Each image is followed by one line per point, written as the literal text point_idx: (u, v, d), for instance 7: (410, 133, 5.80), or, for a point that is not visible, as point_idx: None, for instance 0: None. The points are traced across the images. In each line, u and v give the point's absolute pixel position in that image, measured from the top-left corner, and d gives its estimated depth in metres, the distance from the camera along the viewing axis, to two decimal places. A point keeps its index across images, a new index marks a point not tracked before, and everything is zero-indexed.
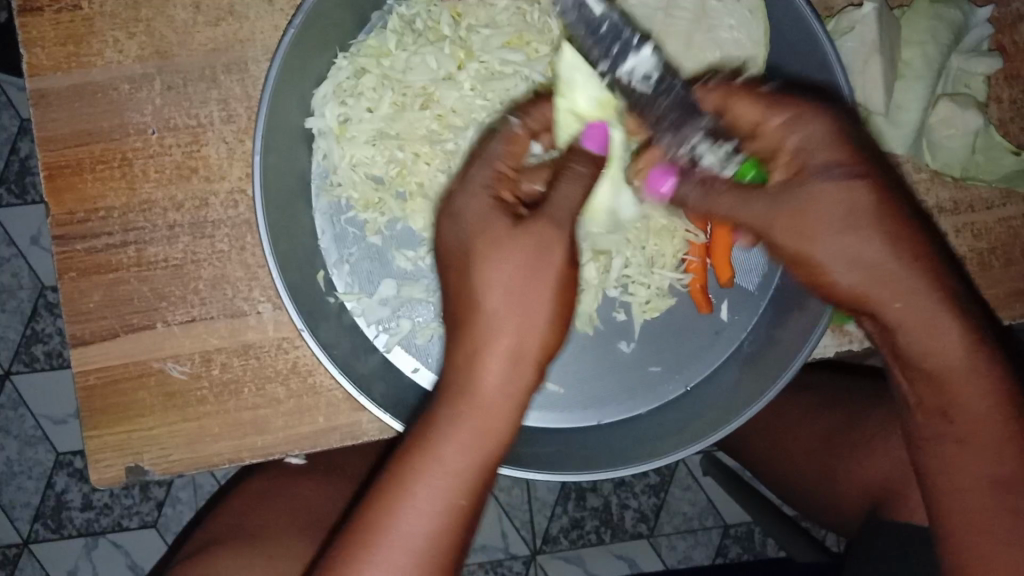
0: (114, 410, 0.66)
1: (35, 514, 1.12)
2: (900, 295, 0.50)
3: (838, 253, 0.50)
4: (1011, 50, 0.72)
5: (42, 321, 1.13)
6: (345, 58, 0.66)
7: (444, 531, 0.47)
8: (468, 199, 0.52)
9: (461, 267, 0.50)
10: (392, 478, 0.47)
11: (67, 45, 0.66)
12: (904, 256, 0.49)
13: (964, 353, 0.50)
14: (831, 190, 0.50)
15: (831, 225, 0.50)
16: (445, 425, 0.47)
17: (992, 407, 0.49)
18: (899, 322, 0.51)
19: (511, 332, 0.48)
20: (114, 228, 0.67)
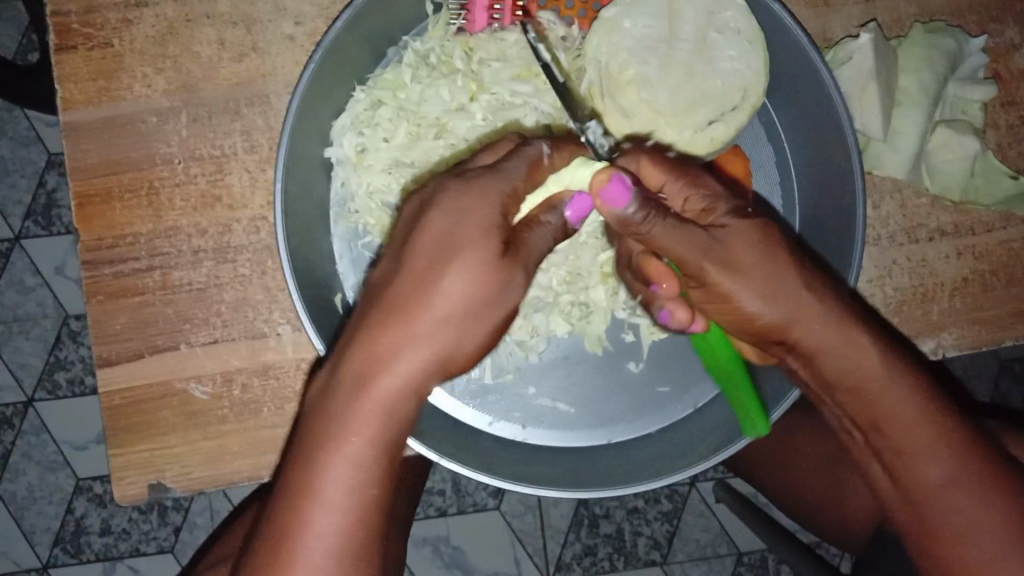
0: (137, 429, 0.69)
1: (55, 539, 1.14)
2: (814, 321, 0.54)
3: (761, 286, 0.53)
4: (1007, 76, 0.74)
5: (66, 348, 1.15)
6: (362, 91, 0.69)
7: (357, 522, 0.49)
8: (473, 201, 0.51)
9: (413, 267, 0.50)
10: (304, 467, 0.49)
11: (98, 80, 0.69)
12: (819, 293, 0.55)
13: (881, 366, 0.55)
14: (752, 234, 0.54)
15: (752, 265, 0.53)
16: (355, 424, 0.48)
17: (914, 409, 0.55)
18: (819, 348, 0.55)
19: (436, 344, 0.49)
20: (141, 254, 0.69)
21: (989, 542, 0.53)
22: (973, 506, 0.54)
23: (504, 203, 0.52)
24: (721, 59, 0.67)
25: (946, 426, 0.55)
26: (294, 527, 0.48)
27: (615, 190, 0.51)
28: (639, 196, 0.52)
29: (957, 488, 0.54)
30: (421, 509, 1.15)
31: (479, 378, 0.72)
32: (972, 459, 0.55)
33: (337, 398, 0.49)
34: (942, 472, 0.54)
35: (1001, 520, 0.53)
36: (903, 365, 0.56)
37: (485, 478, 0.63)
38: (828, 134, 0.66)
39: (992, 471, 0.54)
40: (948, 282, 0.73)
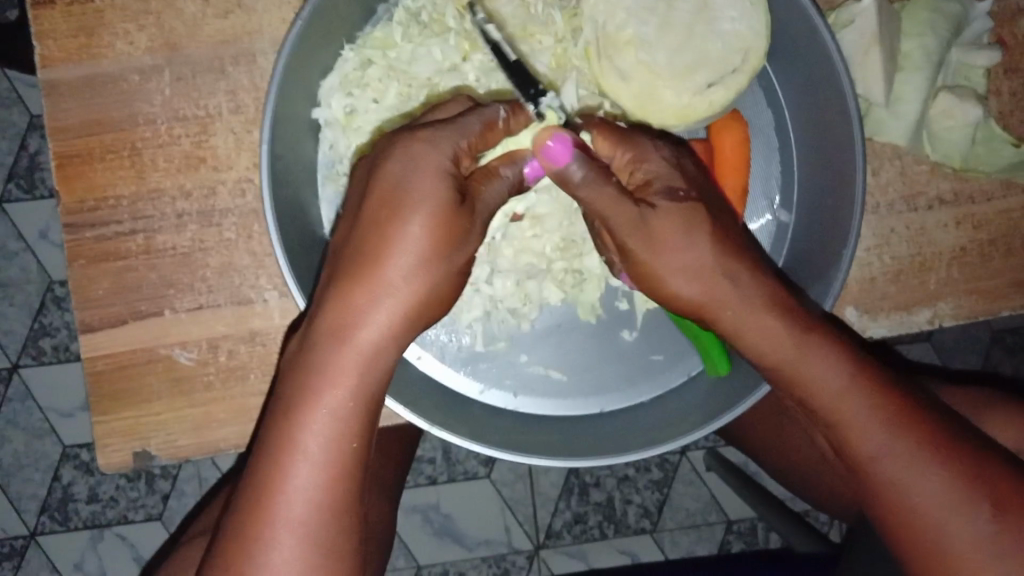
0: (121, 396, 0.68)
1: (42, 506, 1.13)
2: (729, 306, 0.55)
3: (680, 267, 0.54)
4: (1011, 43, 0.72)
5: (50, 314, 1.13)
6: (351, 49, 0.67)
7: (335, 472, 0.49)
8: (428, 149, 0.51)
9: (376, 213, 0.51)
10: (284, 425, 0.50)
11: (78, 36, 0.67)
12: (738, 275, 0.55)
13: (794, 342, 0.55)
14: (679, 211, 0.54)
15: (673, 245, 0.54)
16: (323, 374, 0.49)
17: (843, 383, 0.54)
18: (735, 328, 0.56)
19: (406, 292, 0.50)
20: (124, 217, 0.68)
21: (925, 502, 0.53)
22: (905, 472, 0.53)
23: (456, 153, 0.52)
24: (721, 20, 0.66)
25: (873, 394, 0.54)
26: (275, 475, 0.49)
27: (557, 149, 0.53)
28: (581, 156, 0.54)
29: (891, 457, 0.53)
30: (411, 478, 1.15)
31: (471, 346, 0.71)
32: (904, 424, 0.53)
33: (314, 347, 0.50)
34: (874, 442, 0.53)
35: (938, 479, 0.52)
36: (822, 337, 0.55)
37: (476, 446, 0.61)
38: (828, 100, 0.64)
39: (925, 433, 0.53)
40: (946, 251, 0.72)
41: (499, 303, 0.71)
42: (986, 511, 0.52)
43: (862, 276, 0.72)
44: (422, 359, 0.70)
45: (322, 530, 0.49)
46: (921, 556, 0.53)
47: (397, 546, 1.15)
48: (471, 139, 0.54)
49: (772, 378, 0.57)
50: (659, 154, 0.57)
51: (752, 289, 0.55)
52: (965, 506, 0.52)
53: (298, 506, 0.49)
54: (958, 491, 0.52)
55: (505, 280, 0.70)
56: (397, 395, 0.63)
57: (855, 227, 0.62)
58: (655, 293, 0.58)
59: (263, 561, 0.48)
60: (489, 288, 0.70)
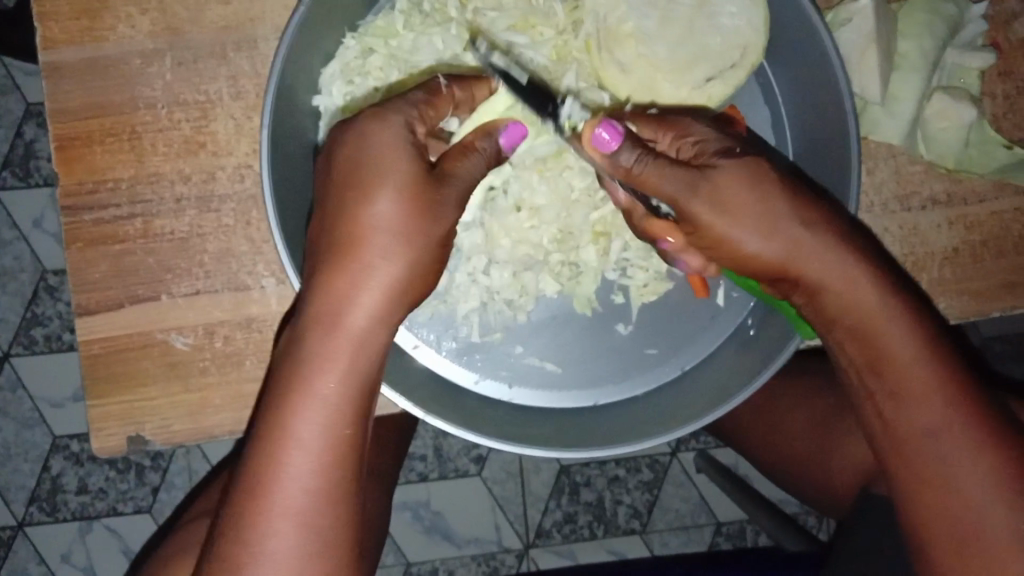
0: (116, 380, 0.68)
1: (31, 497, 1.13)
2: (814, 260, 0.54)
3: (759, 224, 0.54)
4: (1006, 47, 0.73)
5: (43, 304, 1.13)
6: (353, 38, 0.67)
7: (330, 456, 0.49)
8: (382, 126, 0.51)
9: (348, 191, 0.50)
10: (278, 414, 0.50)
11: (80, 19, 0.67)
12: (822, 232, 0.54)
13: (877, 302, 0.54)
14: (753, 171, 0.54)
15: (749, 207, 0.53)
16: (314, 357, 0.49)
17: (914, 351, 0.54)
18: (819, 283, 0.55)
19: (388, 269, 0.50)
20: (123, 200, 0.68)
21: (973, 486, 0.53)
22: (960, 453, 0.54)
23: (410, 126, 0.52)
24: (720, 15, 0.66)
25: (945, 373, 0.54)
26: (270, 463, 0.49)
27: (602, 135, 0.55)
28: (629, 140, 0.56)
29: (946, 437, 0.54)
30: (403, 474, 1.15)
31: (467, 337, 0.71)
32: (964, 408, 0.54)
33: (304, 335, 0.50)
34: (934, 418, 0.54)
35: (990, 469, 0.53)
36: (908, 306, 0.55)
37: (470, 434, 0.62)
38: (827, 101, 0.65)
39: (987, 424, 0.54)
40: (938, 251, 0.73)
41: (495, 295, 0.72)
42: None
43: None
44: (418, 349, 0.70)
45: (325, 516, 0.49)
46: (954, 539, 0.54)
47: (387, 541, 1.15)
48: (421, 108, 0.54)
49: (847, 336, 0.56)
50: (705, 129, 0.59)
51: (840, 248, 0.54)
52: (1013, 500, 0.53)
53: (298, 495, 0.49)
54: (1002, 478, 0.53)
55: (502, 271, 0.71)
56: (392, 383, 0.63)
57: None
58: (712, 250, 0.57)
59: (263, 551, 0.48)
60: (486, 279, 0.71)
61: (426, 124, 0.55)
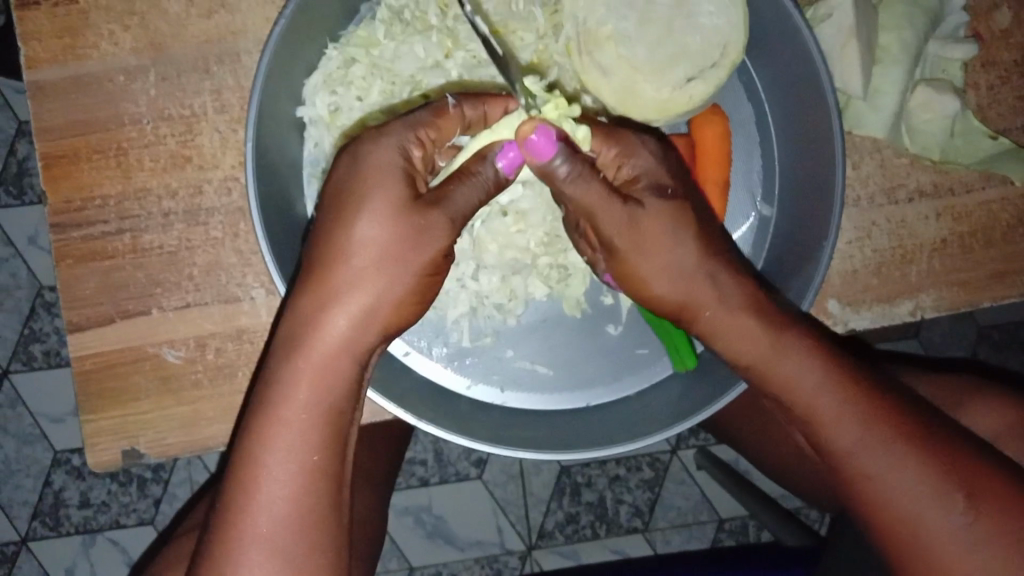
0: (108, 395, 0.68)
1: (34, 512, 1.13)
2: (708, 304, 0.57)
3: (660, 267, 0.56)
4: (987, 37, 0.73)
5: (40, 320, 1.14)
6: (334, 48, 0.68)
7: (300, 482, 0.49)
8: (373, 147, 0.53)
9: (336, 219, 0.52)
10: (248, 444, 0.50)
11: (63, 38, 0.67)
12: (716, 276, 0.57)
13: (770, 340, 0.56)
14: (667, 213, 0.56)
15: (659, 243, 0.56)
16: (283, 383, 0.50)
17: (822, 380, 0.55)
18: (717, 328, 0.57)
19: (361, 295, 0.51)
20: (111, 216, 0.68)
21: (897, 494, 0.53)
22: (881, 464, 0.53)
23: (404, 149, 0.53)
24: (699, 15, 0.67)
25: (852, 393, 0.54)
26: (242, 494, 0.49)
27: (540, 141, 0.53)
28: (565, 148, 0.54)
29: (865, 450, 0.54)
30: (403, 479, 1.15)
31: (458, 342, 0.72)
32: (883, 421, 0.54)
33: (274, 365, 0.51)
34: (849, 436, 0.54)
35: (913, 470, 0.53)
36: (800, 338, 0.56)
37: (461, 440, 0.62)
38: (808, 98, 0.65)
39: (900, 425, 0.54)
40: (927, 243, 0.73)
41: (485, 299, 0.72)
42: (961, 505, 0.52)
43: (844, 269, 0.73)
44: (409, 356, 0.71)
45: (293, 543, 0.49)
46: (897, 550, 0.54)
47: (389, 547, 1.15)
48: (422, 133, 0.55)
49: (753, 378, 0.58)
50: (646, 152, 0.59)
51: (730, 289, 0.57)
52: (937, 498, 0.52)
53: (269, 521, 0.49)
54: (929, 483, 0.52)
55: (490, 275, 0.71)
56: (381, 390, 0.63)
57: (834, 223, 0.63)
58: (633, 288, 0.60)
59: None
60: (474, 284, 0.71)
61: (426, 151, 0.55)
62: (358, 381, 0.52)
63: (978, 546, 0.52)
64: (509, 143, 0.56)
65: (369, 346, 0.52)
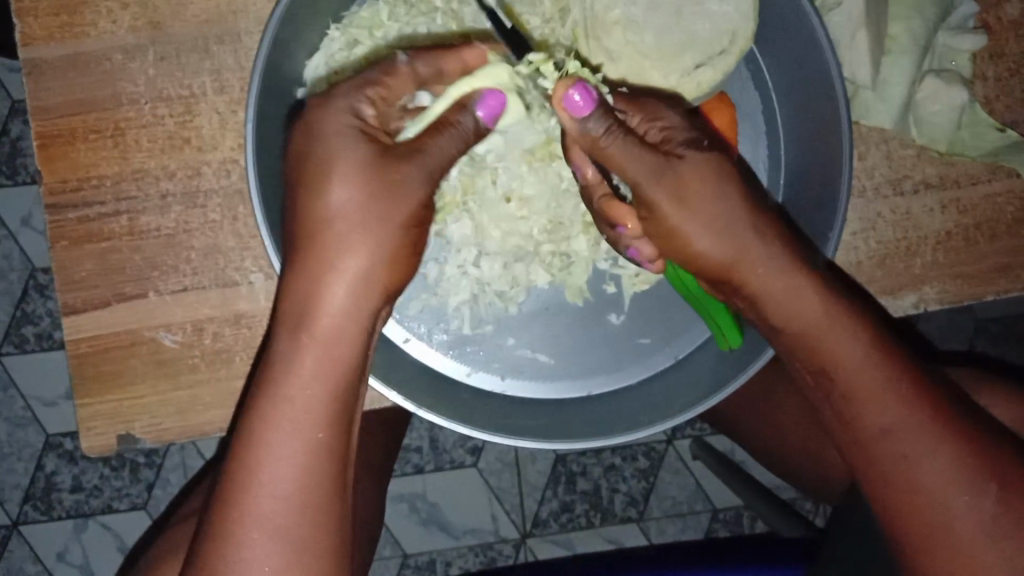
0: (104, 378, 0.67)
1: (25, 496, 1.12)
2: (761, 264, 0.55)
3: (709, 224, 0.55)
4: (996, 27, 0.73)
5: (32, 302, 1.12)
6: (337, 29, 0.66)
7: (306, 461, 0.49)
8: (329, 112, 0.51)
9: (308, 185, 0.51)
10: (253, 426, 0.50)
11: (59, 14, 0.66)
12: (764, 233, 0.56)
13: (820, 307, 0.55)
14: (708, 167, 0.55)
15: (705, 198, 0.55)
16: (290, 357, 0.50)
17: (867, 353, 0.55)
18: (763, 289, 0.56)
19: (356, 260, 0.50)
20: (107, 197, 0.67)
21: (932, 478, 0.53)
22: (919, 444, 0.54)
23: (357, 109, 0.52)
24: (709, 2, 0.66)
25: (895, 370, 0.55)
26: (247, 477, 0.49)
27: (580, 99, 0.54)
28: (602, 109, 0.54)
29: (905, 431, 0.54)
30: (398, 466, 1.14)
31: (458, 330, 0.71)
32: (921, 404, 0.54)
33: (283, 341, 0.50)
34: (889, 414, 0.54)
35: (949, 455, 0.53)
36: (847, 309, 0.56)
37: (462, 428, 0.61)
38: (817, 87, 0.64)
39: (940, 411, 0.54)
40: (931, 235, 0.72)
41: (486, 286, 0.71)
42: (992, 491, 0.53)
43: (848, 260, 0.72)
44: (409, 343, 0.70)
45: (297, 522, 0.48)
46: (923, 533, 0.54)
47: (384, 535, 1.15)
48: (371, 92, 0.53)
49: (797, 344, 0.56)
50: (674, 112, 0.59)
51: (781, 252, 0.56)
52: (969, 486, 0.53)
53: (278, 508, 0.48)
54: (964, 469, 0.53)
55: (492, 262, 0.71)
56: (383, 376, 0.62)
57: (840, 213, 0.62)
58: (666, 247, 0.58)
59: (244, 565, 0.48)
60: (476, 271, 0.71)
61: (380, 110, 0.54)
62: (362, 352, 0.51)
63: (1003, 534, 0.53)
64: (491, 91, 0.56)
65: (368, 313, 0.52)
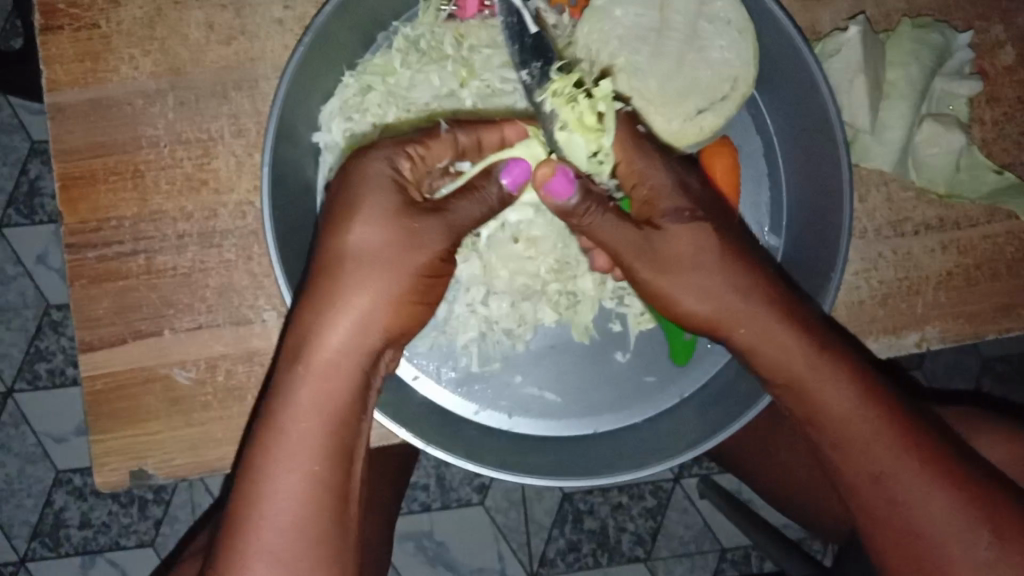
0: (118, 415, 0.68)
1: (34, 532, 1.13)
2: (746, 323, 0.56)
3: (695, 284, 0.56)
4: (992, 73, 0.75)
5: (46, 339, 1.14)
6: (352, 76, 0.69)
7: (306, 494, 0.50)
8: (361, 159, 0.54)
9: (331, 227, 0.53)
10: (256, 456, 0.51)
11: (84, 61, 0.68)
12: (754, 294, 0.56)
13: (811, 361, 0.56)
14: (692, 233, 0.56)
15: (686, 264, 0.56)
16: (290, 389, 0.51)
17: (855, 404, 0.56)
18: (750, 344, 0.57)
19: (365, 298, 0.51)
20: (126, 237, 0.69)
21: (926, 523, 0.54)
22: (911, 490, 0.55)
23: (395, 162, 0.55)
24: (710, 49, 0.68)
25: (885, 420, 0.55)
26: (249, 507, 0.50)
27: (559, 181, 0.56)
28: (582, 190, 0.56)
29: (897, 477, 0.55)
30: (405, 505, 1.15)
31: (467, 367, 0.72)
32: (913, 452, 0.55)
33: (284, 373, 0.51)
34: (880, 461, 0.55)
35: (943, 501, 0.54)
36: (839, 361, 0.56)
37: (470, 464, 0.62)
38: (816, 129, 0.66)
39: (935, 459, 0.55)
40: (932, 275, 0.74)
41: (494, 324, 0.72)
42: (985, 536, 0.54)
43: (850, 300, 0.73)
44: (418, 380, 0.71)
45: (295, 554, 0.49)
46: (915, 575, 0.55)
47: (391, 574, 1.15)
48: (411, 149, 0.56)
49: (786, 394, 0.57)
50: (667, 171, 0.59)
51: (769, 307, 0.56)
52: (963, 531, 0.54)
53: (279, 540, 0.49)
54: (959, 514, 0.54)
55: (500, 301, 0.73)
56: (391, 412, 0.63)
57: (842, 253, 0.63)
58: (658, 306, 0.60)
59: None
60: (484, 309, 0.72)
61: (417, 167, 0.56)
62: (365, 388, 0.52)
63: None
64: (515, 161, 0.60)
65: (373, 352, 0.53)
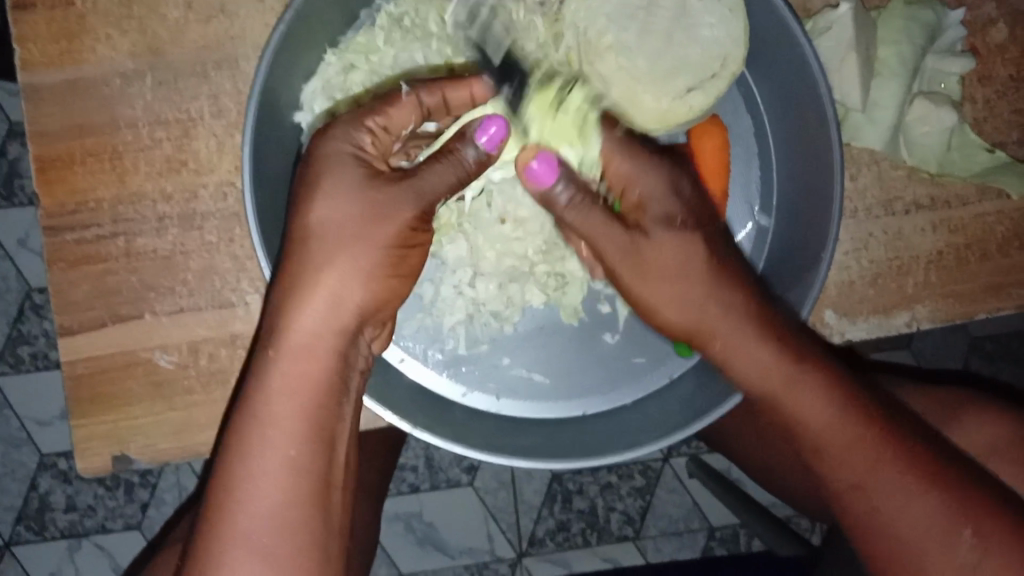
0: (99, 400, 0.67)
1: (18, 517, 1.12)
2: (720, 334, 0.57)
3: (672, 298, 0.57)
4: (983, 51, 0.74)
5: (29, 322, 1.12)
6: (334, 54, 0.67)
7: (284, 478, 0.48)
8: (326, 139, 0.54)
9: (298, 204, 0.53)
10: (235, 442, 0.49)
11: (59, 40, 0.66)
12: (733, 301, 0.57)
13: (785, 375, 0.56)
14: (676, 244, 0.57)
15: (670, 274, 0.57)
16: (263, 371, 0.50)
17: (833, 415, 0.55)
18: (724, 357, 0.58)
19: (334, 271, 0.51)
20: (104, 220, 0.67)
21: (905, 532, 0.55)
22: (890, 499, 0.55)
23: (356, 137, 0.55)
24: (699, 27, 0.66)
25: (864, 430, 0.55)
26: (226, 494, 0.49)
27: (543, 168, 0.59)
28: (566, 176, 0.59)
29: (875, 485, 0.55)
30: (394, 486, 1.14)
31: (453, 350, 0.72)
32: (894, 462, 0.55)
33: (260, 356, 0.51)
34: (857, 470, 0.55)
35: (925, 507, 0.54)
36: (815, 373, 0.56)
37: (457, 447, 0.61)
38: (805, 107, 0.65)
39: (916, 467, 0.55)
40: (922, 255, 0.73)
41: (481, 307, 0.72)
42: (967, 539, 0.54)
43: (840, 280, 0.73)
44: (404, 363, 0.70)
45: (277, 540, 0.48)
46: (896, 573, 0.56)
47: (380, 555, 1.15)
48: (371, 122, 0.56)
49: (758, 405, 0.58)
50: (657, 169, 0.59)
51: (745, 318, 0.57)
52: (946, 535, 0.54)
53: (259, 528, 0.48)
54: (941, 520, 0.54)
55: (487, 283, 0.72)
56: (376, 396, 0.62)
57: (833, 232, 0.63)
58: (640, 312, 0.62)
59: None
60: (471, 291, 0.71)
61: (380, 138, 0.57)
62: (340, 370, 0.52)
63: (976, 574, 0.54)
64: (491, 120, 0.59)
65: (346, 331, 0.52)
